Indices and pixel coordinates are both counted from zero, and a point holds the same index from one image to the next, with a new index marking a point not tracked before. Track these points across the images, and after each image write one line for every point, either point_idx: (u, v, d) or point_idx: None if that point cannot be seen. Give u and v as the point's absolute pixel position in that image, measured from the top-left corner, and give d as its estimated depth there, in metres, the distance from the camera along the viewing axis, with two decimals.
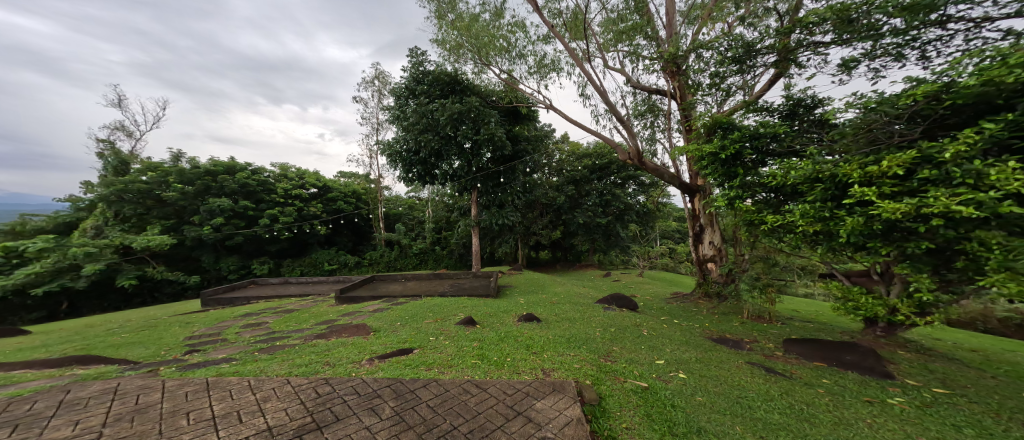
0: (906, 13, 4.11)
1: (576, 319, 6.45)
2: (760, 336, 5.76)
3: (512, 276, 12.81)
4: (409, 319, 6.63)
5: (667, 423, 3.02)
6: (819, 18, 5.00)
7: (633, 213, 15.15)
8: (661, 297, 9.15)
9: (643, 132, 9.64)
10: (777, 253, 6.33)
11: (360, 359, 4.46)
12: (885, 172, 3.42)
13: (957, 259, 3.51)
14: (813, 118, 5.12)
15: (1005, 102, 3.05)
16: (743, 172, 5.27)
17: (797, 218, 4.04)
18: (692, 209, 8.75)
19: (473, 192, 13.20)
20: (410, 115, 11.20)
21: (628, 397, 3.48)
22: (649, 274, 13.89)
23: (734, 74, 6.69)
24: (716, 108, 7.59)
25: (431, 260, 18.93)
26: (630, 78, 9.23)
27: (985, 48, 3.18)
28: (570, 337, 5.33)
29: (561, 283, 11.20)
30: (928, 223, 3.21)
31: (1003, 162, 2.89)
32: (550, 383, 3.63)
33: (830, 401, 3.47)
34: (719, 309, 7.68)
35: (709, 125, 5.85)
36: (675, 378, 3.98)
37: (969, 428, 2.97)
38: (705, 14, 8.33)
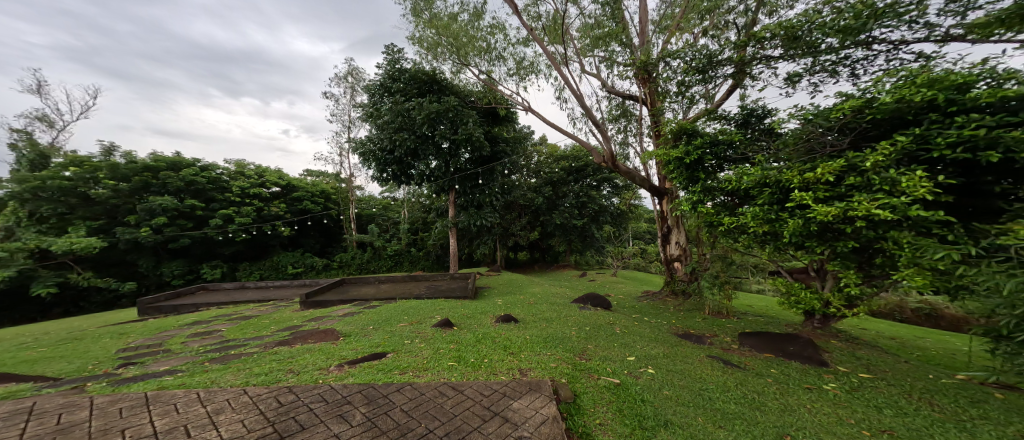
0: (840, 33, 4.62)
1: (552, 318, 6.57)
2: (719, 331, 6.12)
3: (489, 277, 12.80)
4: (381, 322, 6.49)
5: (637, 417, 3.17)
6: (770, 35, 5.46)
7: (607, 214, 15.57)
8: (632, 296, 9.48)
9: (617, 136, 9.97)
10: (733, 253, 6.76)
11: (328, 365, 4.32)
12: (819, 178, 3.77)
13: (878, 256, 3.95)
14: (763, 126, 5.57)
15: (914, 117, 3.49)
16: (704, 177, 5.58)
17: (748, 220, 4.37)
18: (661, 210, 9.14)
19: (450, 193, 13.04)
20: (385, 113, 10.97)
21: (601, 393, 3.61)
22: (622, 273, 14.33)
23: (698, 83, 7.11)
24: (681, 115, 8.03)
25: (406, 262, 18.53)
26: (605, 83, 9.50)
27: (898, 69, 3.63)
28: (546, 336, 5.45)
29: (538, 283, 11.31)
30: (854, 225, 3.59)
31: (912, 171, 3.29)
32: (526, 383, 3.69)
33: (777, 389, 3.78)
34: (684, 306, 8.10)
35: (675, 131, 6.12)
36: (644, 374, 4.17)
37: (888, 409, 3.34)
38: (674, 26, 8.76)
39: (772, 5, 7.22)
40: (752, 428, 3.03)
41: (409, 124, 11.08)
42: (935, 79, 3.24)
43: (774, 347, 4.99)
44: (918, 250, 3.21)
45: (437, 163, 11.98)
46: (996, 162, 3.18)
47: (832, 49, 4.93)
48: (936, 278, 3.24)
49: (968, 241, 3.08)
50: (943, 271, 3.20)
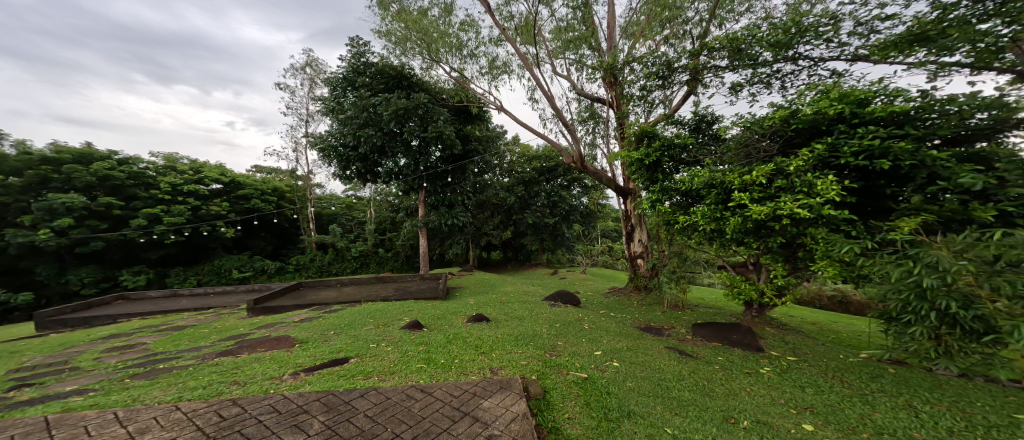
0: (775, 47, 5.15)
1: (524, 316, 6.40)
2: (675, 323, 6.40)
3: (462, 278, 12.58)
4: (345, 326, 5.94)
5: (605, 409, 3.13)
6: (718, 46, 5.91)
7: (577, 213, 15.89)
8: (600, 292, 9.82)
9: (586, 137, 10.21)
10: (687, 249, 7.07)
11: (281, 373, 3.93)
12: (754, 180, 4.11)
13: (800, 250, 4.40)
14: (712, 132, 6.00)
15: (826, 127, 3.91)
16: (662, 178, 5.81)
17: (698, 219, 4.63)
18: (626, 210, 9.45)
19: (420, 192, 12.60)
20: (348, 107, 10.40)
21: (570, 388, 3.52)
22: (592, 271, 14.65)
23: (658, 88, 7.48)
24: (644, 118, 8.43)
25: (371, 263, 17.68)
26: (575, 86, 9.68)
27: (815, 84, 4.06)
28: (517, 335, 5.20)
29: (510, 283, 11.23)
30: (782, 222, 3.94)
31: (824, 175, 3.69)
32: (497, 382, 3.50)
33: (723, 376, 3.89)
34: (647, 301, 8.46)
35: (637, 133, 6.37)
36: (609, 367, 4.11)
37: (810, 388, 3.56)
38: (639, 32, 9.10)
39: (723, 18, 7.75)
40: (701, 412, 3.10)
41: (376, 119, 10.58)
42: (844, 94, 3.65)
43: (722, 336, 5.14)
44: (829, 244, 3.61)
45: (407, 162, 11.53)
46: (895, 169, 3.62)
47: (769, 62, 5.45)
48: (843, 269, 3.70)
49: (868, 236, 3.51)
50: (848, 262, 3.64)
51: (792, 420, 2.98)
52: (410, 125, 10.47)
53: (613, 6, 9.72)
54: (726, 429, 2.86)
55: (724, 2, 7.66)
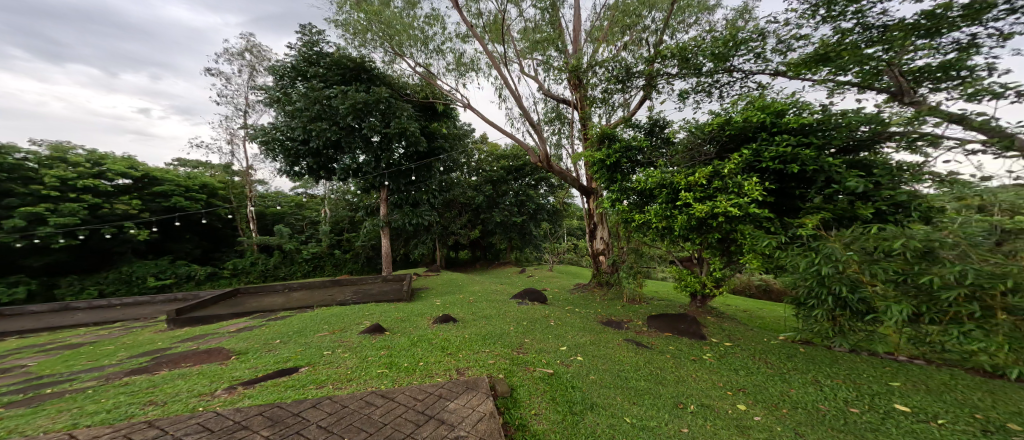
0: (715, 59, 5.65)
1: (492, 316, 6.36)
2: (634, 316, 6.68)
3: (428, 278, 12.22)
4: (294, 334, 5.37)
5: (568, 403, 3.15)
6: (671, 55, 6.27)
7: (544, 213, 16.03)
8: (566, 289, 10.07)
9: (551, 138, 10.35)
10: (644, 246, 7.42)
11: (213, 389, 3.38)
12: (695, 182, 4.43)
13: (733, 246, 4.81)
14: (664, 135, 6.21)
15: (752, 134, 4.29)
16: (620, 178, 6.06)
17: (652, 218, 4.88)
18: (589, 209, 9.73)
19: (382, 190, 12.05)
20: (297, 98, 9.65)
21: (536, 385, 3.48)
22: (559, 268, 14.89)
23: (618, 92, 7.77)
24: (605, 120, 8.73)
25: (327, 264, 16.53)
26: (542, 86, 9.76)
27: (745, 95, 4.43)
28: (484, 334, 5.14)
29: (478, 282, 11.05)
30: (719, 220, 4.25)
31: (750, 177, 4.05)
32: (463, 383, 3.34)
33: (674, 364, 4.05)
34: (609, 295, 8.78)
35: (598, 135, 6.60)
36: (574, 361, 4.17)
37: (743, 370, 3.74)
38: (601, 37, 9.35)
39: (675, 28, 8.24)
40: (653, 400, 3.19)
41: (332, 114, 9.96)
42: (766, 106, 4.05)
43: (671, 326, 5.43)
44: (754, 239, 3.98)
45: (366, 158, 10.93)
46: (798, 173, 4.05)
47: (711, 72, 5.92)
48: (765, 261, 4.12)
49: (782, 232, 3.89)
50: (769, 255, 4.05)
51: (728, 400, 3.15)
52: (372, 121, 10.00)
53: (579, 12, 9.98)
54: (673, 414, 2.96)
55: (677, 14, 8.16)
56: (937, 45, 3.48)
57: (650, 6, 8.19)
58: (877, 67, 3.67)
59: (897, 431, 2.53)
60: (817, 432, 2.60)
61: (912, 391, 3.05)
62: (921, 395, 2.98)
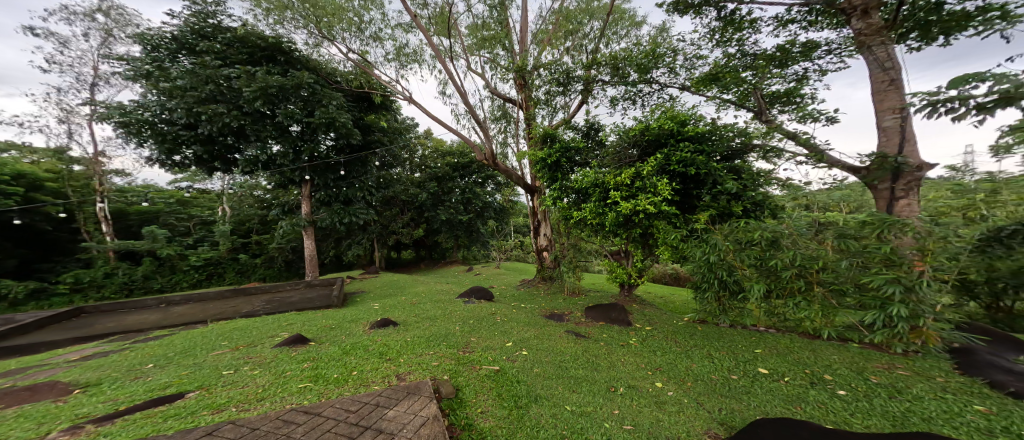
0: (640, 69, 6.25)
1: (436, 316, 5.91)
2: (573, 308, 7.04)
3: (364, 281, 11.46)
4: (178, 355, 4.56)
5: (513, 397, 3.09)
6: (605, 63, 6.70)
7: (491, 211, 15.91)
8: (512, 285, 10.26)
9: (498, 136, 10.40)
10: (582, 241, 7.83)
11: (42, 433, 2.65)
12: (620, 182, 4.85)
13: (651, 240, 5.44)
14: (598, 137, 6.62)
15: (666, 141, 4.84)
16: (560, 177, 6.35)
17: (587, 215, 5.21)
18: (532, 206, 10.05)
19: (302, 185, 10.77)
20: (177, 74, 8.08)
21: (483, 382, 3.33)
22: (505, 265, 15.02)
23: (559, 94, 8.13)
24: (548, 121, 9.09)
25: (226, 271, 12.77)
26: (489, 84, 9.71)
27: (659, 105, 4.95)
28: (429, 336, 4.67)
29: (422, 283, 10.68)
30: (642, 216, 4.70)
31: (662, 178, 4.57)
32: (404, 387, 3.07)
33: (606, 350, 4.29)
34: (552, 290, 9.14)
35: (541, 135, 6.82)
36: (520, 356, 4.11)
37: (660, 351, 4.15)
38: (546, 40, 9.61)
39: (611, 38, 8.81)
40: (590, 387, 3.32)
41: (236, 98, 8.69)
42: (675, 116, 4.64)
43: (604, 316, 5.84)
44: (665, 233, 4.60)
45: (280, 150, 9.55)
46: (697, 177, 4.69)
47: (636, 82, 6.53)
48: (674, 252, 4.75)
49: (684, 225, 4.58)
50: (676, 247, 4.70)
51: (649, 380, 3.46)
52: (291, 109, 8.83)
53: (526, 12, 10.16)
54: (608, 398, 3.11)
55: (613, 26, 8.74)
56: (782, 73, 4.47)
57: (590, 15, 8.66)
58: (746, 90, 4.52)
59: (770, 392, 3.03)
60: (718, 402, 2.97)
61: (767, 354, 3.76)
62: (787, 361, 3.59)
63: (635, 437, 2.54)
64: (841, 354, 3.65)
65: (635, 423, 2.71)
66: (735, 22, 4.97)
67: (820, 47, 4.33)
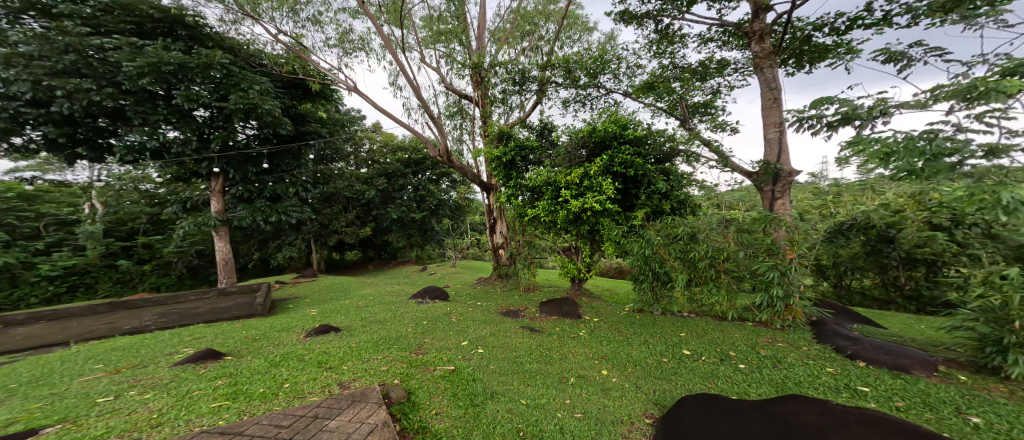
0: (589, 74, 6.57)
1: (386, 319, 5.68)
2: (529, 304, 7.13)
3: (303, 284, 10.55)
4: (35, 383, 3.67)
5: (469, 396, 3.08)
6: (559, 66, 6.87)
7: (447, 208, 15.40)
8: (468, 284, 10.15)
9: (453, 132, 10.20)
10: (537, 238, 7.98)
11: None
12: (570, 181, 5.07)
13: (598, 236, 5.78)
14: (551, 137, 6.80)
15: (610, 143, 5.14)
16: (515, 175, 6.41)
17: (541, 213, 5.33)
18: (488, 204, 10.06)
19: (212, 177, 8.32)
20: (16, 36, 5.56)
21: (437, 384, 3.27)
22: (462, 263, 14.74)
23: (515, 93, 8.19)
24: (503, 119, 9.16)
25: (100, 281, 8.71)
26: (444, 79, 9.44)
27: (605, 108, 5.23)
28: (379, 339, 4.51)
29: (371, 284, 10.13)
30: (589, 214, 4.97)
31: (607, 177, 4.87)
32: (349, 396, 2.93)
33: (559, 344, 4.43)
34: (508, 288, 9.17)
35: (497, 133, 6.82)
36: (475, 354, 4.09)
37: (607, 341, 4.39)
38: (503, 38, 9.63)
39: (566, 42, 9.07)
40: (544, 379, 3.44)
41: (116, 73, 6.30)
42: (618, 120, 4.95)
43: (557, 309, 6.05)
44: (609, 229, 4.97)
45: (182, 139, 7.05)
46: (635, 178, 5.05)
47: (586, 85, 6.84)
48: (618, 247, 5.11)
49: (625, 222, 5.00)
50: (618, 241, 5.09)
51: (596, 368, 3.67)
52: (197, 91, 6.63)
53: (483, 9, 10.07)
54: (559, 389, 3.24)
55: (567, 30, 9.01)
56: (702, 86, 5.07)
57: (545, 17, 8.85)
58: (673, 101, 5.08)
59: (696, 372, 3.36)
60: (653, 385, 3.23)
61: (691, 337, 4.19)
62: (711, 341, 4.04)
63: (585, 424, 2.66)
64: (744, 332, 4.21)
65: (585, 411, 2.85)
66: (669, 36, 5.43)
67: (726, 66, 5.05)
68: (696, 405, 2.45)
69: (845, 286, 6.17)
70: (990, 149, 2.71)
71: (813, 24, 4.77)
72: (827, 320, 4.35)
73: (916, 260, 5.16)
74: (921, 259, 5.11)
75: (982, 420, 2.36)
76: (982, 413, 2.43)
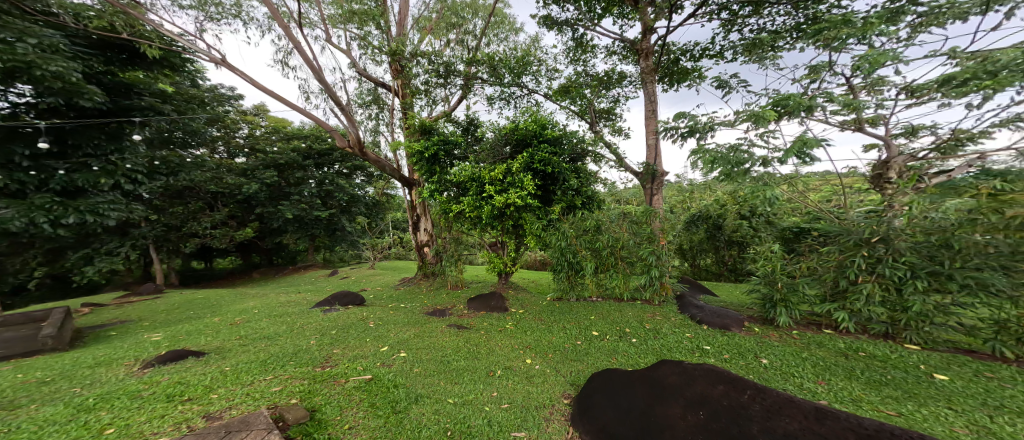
0: (512, 74, 6.74)
1: (281, 333, 4.96)
2: (455, 302, 6.98)
3: (163, 299, 8.54)
4: None
5: (391, 403, 2.92)
6: (483, 62, 6.87)
7: (360, 206, 13.98)
8: (389, 286, 9.53)
9: (367, 122, 9.41)
10: (463, 235, 7.83)
11: None
12: (494, 177, 5.13)
13: (521, 230, 5.98)
14: (476, 132, 6.76)
15: (529, 141, 5.34)
16: (439, 170, 6.20)
17: (466, 210, 5.30)
18: (411, 200, 9.61)
19: None
20: None
21: (350, 396, 3.02)
22: (381, 265, 13.70)
23: (439, 85, 7.93)
24: (427, 112, 8.76)
25: None
26: (355, 63, 8.62)
27: (528, 108, 5.41)
28: (267, 358, 3.94)
29: (259, 294, 8.68)
30: (513, 208, 5.10)
31: (526, 173, 5.04)
32: (222, 427, 2.39)
33: (485, 339, 4.44)
34: (433, 287, 8.84)
35: (418, 126, 6.49)
36: (397, 359, 3.89)
37: (526, 333, 4.56)
38: (427, 28, 9.22)
39: (491, 39, 9.06)
40: (471, 375, 3.44)
41: None
42: (539, 120, 5.17)
43: (484, 305, 6.08)
44: (531, 223, 5.20)
45: None
46: (553, 175, 5.34)
47: (510, 84, 6.98)
48: (539, 240, 5.35)
49: (545, 217, 5.25)
50: (539, 235, 5.34)
51: (520, 358, 3.83)
52: None
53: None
54: (487, 383, 3.27)
55: (493, 27, 9.01)
56: (607, 94, 5.60)
57: (472, 11, 8.71)
58: (584, 105, 5.54)
59: (601, 350, 3.75)
60: (569, 367, 3.48)
61: (599, 319, 4.63)
62: (611, 321, 4.53)
63: (511, 413, 2.75)
64: (636, 310, 4.82)
65: (511, 401, 2.94)
66: (582, 45, 5.86)
67: (625, 78, 5.67)
68: (603, 381, 2.71)
69: (699, 266, 7.58)
70: (762, 161, 3.79)
71: (681, 49, 5.73)
72: (688, 295, 5.31)
73: (736, 241, 6.70)
74: (737, 241, 6.67)
75: (769, 360, 3.19)
76: (769, 355, 3.27)
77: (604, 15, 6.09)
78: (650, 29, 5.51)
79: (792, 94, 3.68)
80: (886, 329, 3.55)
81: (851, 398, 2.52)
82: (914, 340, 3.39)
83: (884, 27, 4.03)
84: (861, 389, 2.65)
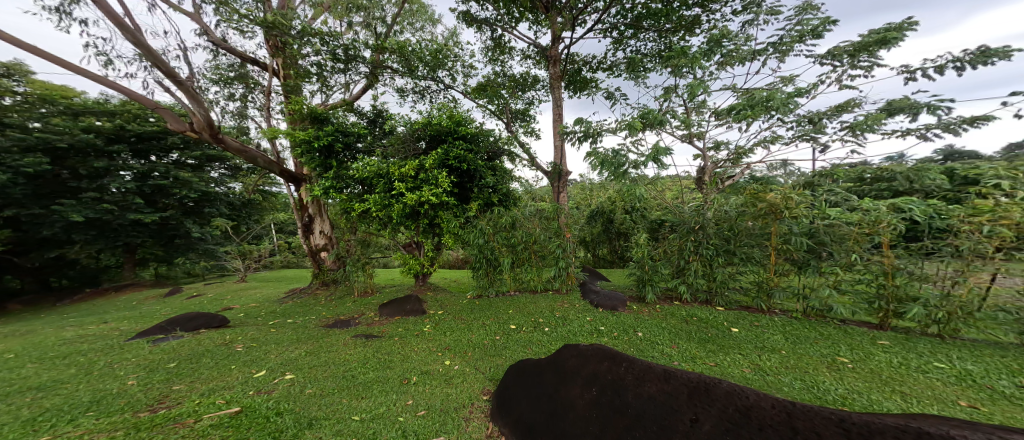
0: (426, 67, 6.50)
1: (79, 378, 3.78)
2: (363, 311, 6.39)
3: None
4: None
5: (272, 434, 2.53)
6: (392, 51, 6.47)
7: (223, 205, 11.42)
8: (274, 300, 8.19)
9: (228, 102, 7.93)
10: (372, 236, 7.23)
11: None
12: (404, 174, 4.88)
13: (433, 229, 5.82)
14: (383, 125, 6.34)
15: (438, 136, 5.23)
16: (336, 165, 5.62)
17: (373, 207, 4.91)
18: (299, 198, 8.48)
19: None
20: None
21: (204, 437, 2.50)
22: (260, 277, 11.64)
23: (339, 71, 7.16)
24: (320, 99, 7.83)
25: None
26: (208, 30, 7.17)
27: (444, 103, 5.29)
28: (37, 415, 2.97)
29: (55, 330, 6.46)
30: (427, 206, 4.95)
31: (438, 171, 4.93)
32: None
33: (401, 345, 4.22)
34: (335, 295, 7.94)
35: (307, 114, 5.77)
36: (281, 383, 3.42)
37: (437, 334, 4.48)
38: (324, 4, 8.22)
39: (404, 27, 8.55)
40: (382, 386, 3.23)
41: None
42: (451, 118, 5.10)
43: (399, 309, 5.73)
44: (450, 222, 5.14)
45: None
46: (468, 172, 5.35)
47: (423, 77, 6.70)
48: (456, 238, 5.31)
49: (460, 216, 5.24)
50: (457, 233, 5.29)
51: (440, 359, 3.77)
52: None
53: None
54: (401, 392, 3.12)
55: (406, 14, 8.51)
56: (523, 95, 5.85)
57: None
58: (501, 105, 5.69)
59: (517, 342, 3.92)
60: (488, 363, 3.55)
61: (515, 313, 4.82)
62: (514, 315, 4.75)
63: (428, 420, 2.67)
64: (548, 301, 5.17)
65: (428, 405, 2.87)
66: (500, 46, 6.00)
67: (538, 82, 6.00)
68: (518, 373, 2.83)
69: (597, 255, 8.42)
70: (635, 165, 4.44)
71: (582, 60, 6.31)
72: (588, 282, 5.88)
73: (623, 232, 7.65)
74: (623, 232, 7.62)
75: (642, 333, 3.78)
76: (644, 328, 3.87)
77: (520, 19, 6.35)
78: (558, 37, 5.93)
79: (654, 109, 4.39)
80: (706, 298, 4.50)
81: (690, 356, 3.15)
82: (721, 304, 4.38)
83: (704, 61, 5.16)
84: (695, 348, 3.33)
